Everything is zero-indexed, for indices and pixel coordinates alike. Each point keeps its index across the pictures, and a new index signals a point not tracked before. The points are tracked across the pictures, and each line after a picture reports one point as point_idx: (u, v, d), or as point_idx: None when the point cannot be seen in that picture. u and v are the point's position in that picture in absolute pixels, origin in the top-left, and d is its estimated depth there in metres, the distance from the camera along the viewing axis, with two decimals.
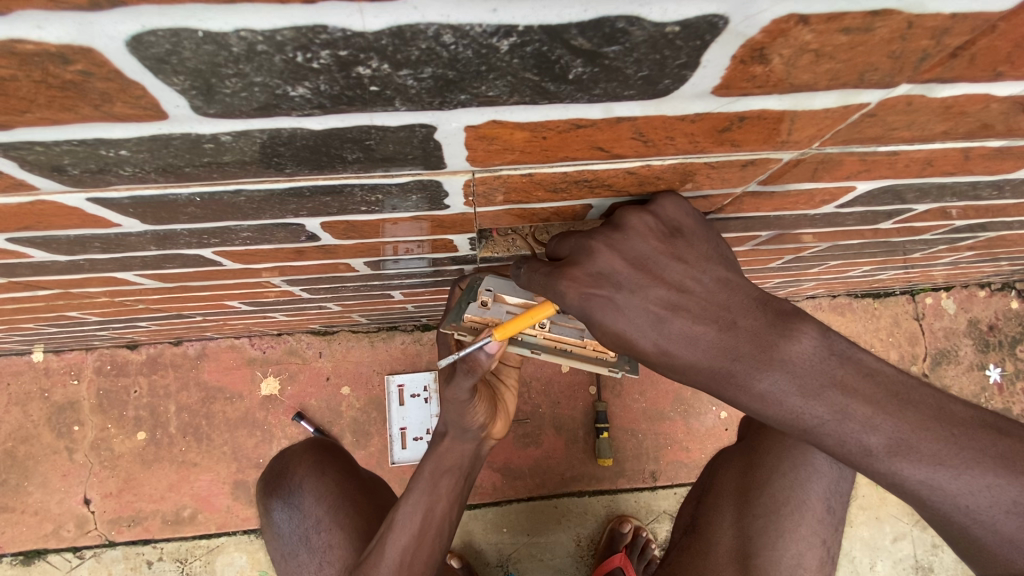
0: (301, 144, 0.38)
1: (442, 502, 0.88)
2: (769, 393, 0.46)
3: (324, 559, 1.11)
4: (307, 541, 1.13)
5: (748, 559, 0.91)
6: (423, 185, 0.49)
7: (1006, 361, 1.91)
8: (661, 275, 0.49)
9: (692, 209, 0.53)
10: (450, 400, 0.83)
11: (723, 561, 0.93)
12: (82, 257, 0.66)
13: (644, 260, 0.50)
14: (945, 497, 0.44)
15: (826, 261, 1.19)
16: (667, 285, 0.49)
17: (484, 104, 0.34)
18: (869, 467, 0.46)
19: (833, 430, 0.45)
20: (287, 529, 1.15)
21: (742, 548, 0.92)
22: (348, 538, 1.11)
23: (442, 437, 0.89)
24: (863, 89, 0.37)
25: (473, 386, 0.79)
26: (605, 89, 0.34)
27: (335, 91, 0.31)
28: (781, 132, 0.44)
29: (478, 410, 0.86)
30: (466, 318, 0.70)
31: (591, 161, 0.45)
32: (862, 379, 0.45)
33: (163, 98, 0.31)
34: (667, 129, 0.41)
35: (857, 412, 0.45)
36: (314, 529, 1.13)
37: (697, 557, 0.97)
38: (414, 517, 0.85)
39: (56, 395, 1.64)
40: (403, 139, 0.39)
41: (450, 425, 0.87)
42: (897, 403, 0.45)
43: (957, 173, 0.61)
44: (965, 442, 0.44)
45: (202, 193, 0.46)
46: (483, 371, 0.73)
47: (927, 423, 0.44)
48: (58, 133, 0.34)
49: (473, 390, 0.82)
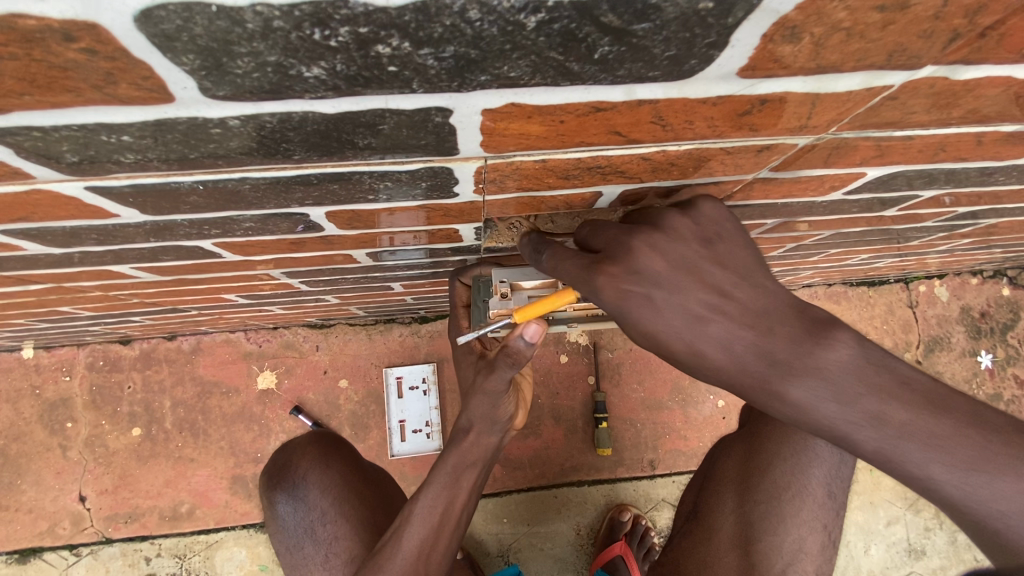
0: (311, 128, 0.37)
1: (462, 495, 0.88)
2: (801, 398, 0.43)
3: (330, 551, 1.11)
4: (312, 532, 1.12)
5: (749, 544, 0.93)
6: (434, 173, 0.48)
7: (997, 347, 1.93)
8: (693, 275, 0.47)
9: (729, 214, 0.53)
10: (488, 391, 0.84)
11: (726, 547, 0.95)
12: (77, 249, 0.65)
13: (677, 260, 0.48)
14: (984, 507, 0.41)
15: (826, 249, 1.20)
16: (699, 285, 0.47)
17: (504, 86, 0.33)
18: (903, 474, 0.43)
19: (867, 437, 0.42)
20: (291, 522, 1.14)
21: (744, 534, 0.94)
22: (355, 528, 1.11)
23: (466, 433, 0.87)
24: (889, 71, 0.37)
25: (514, 375, 0.81)
26: (629, 70, 0.33)
27: (351, 72, 0.30)
28: (801, 116, 0.43)
29: (507, 400, 0.88)
30: (492, 315, 0.76)
31: (606, 146, 0.44)
32: (900, 385, 0.43)
33: (169, 78, 0.29)
34: (687, 113, 0.40)
35: (891, 418, 0.42)
36: (320, 521, 1.12)
37: (700, 544, 1.00)
38: (434, 510, 0.85)
39: (48, 392, 1.61)
40: (418, 123, 0.37)
41: (478, 420, 0.87)
42: (937, 411, 0.42)
43: (967, 158, 0.61)
44: (1007, 452, 0.41)
45: (206, 180, 0.45)
46: (524, 359, 0.73)
47: (966, 431, 0.41)
48: (56, 118, 0.32)
49: (511, 379, 0.84)
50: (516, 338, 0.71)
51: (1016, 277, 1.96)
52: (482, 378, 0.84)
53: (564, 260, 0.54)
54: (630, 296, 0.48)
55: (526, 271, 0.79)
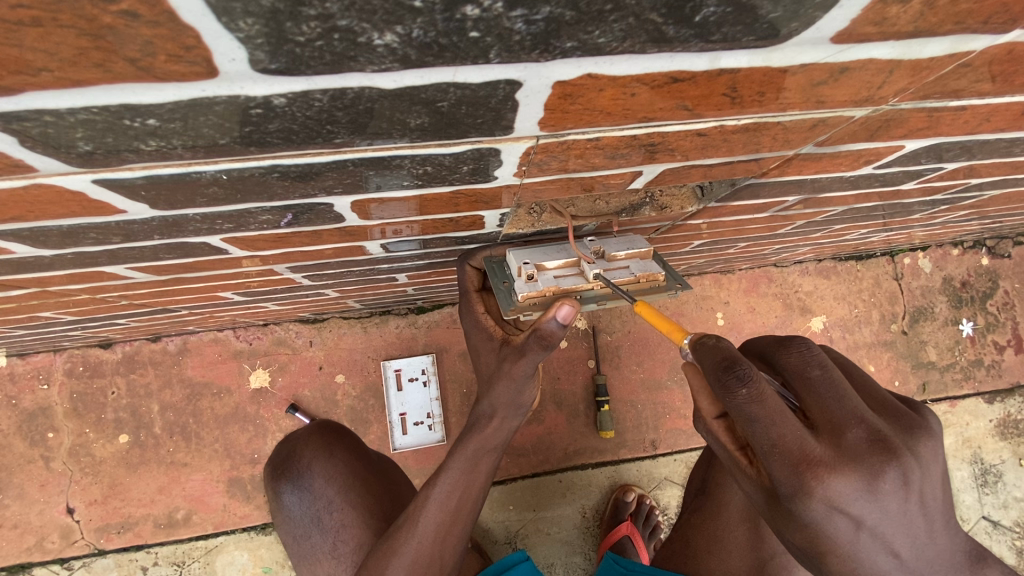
0: (362, 107, 0.33)
1: (480, 479, 0.87)
2: None
3: (337, 539, 1.07)
4: (319, 521, 1.09)
5: (757, 517, 0.98)
6: (479, 155, 0.44)
7: (978, 316, 1.99)
8: (864, 510, 0.53)
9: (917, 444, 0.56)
10: (512, 377, 0.79)
11: (735, 520, 1.01)
12: (71, 250, 0.59)
13: (863, 496, 0.52)
14: None
15: (830, 224, 1.20)
16: (864, 516, 0.53)
17: (587, 54, 0.30)
18: None
19: None
20: (298, 511, 1.11)
21: (752, 507, 0.99)
22: (362, 516, 1.07)
23: (489, 419, 0.85)
24: (979, 36, 0.35)
25: (543, 360, 0.76)
26: (726, 33, 0.30)
27: (427, 39, 0.27)
28: (874, 85, 0.41)
29: (532, 385, 0.83)
30: (522, 298, 0.72)
31: (667, 122, 0.42)
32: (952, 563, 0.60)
33: (217, 48, 0.25)
34: (764, 83, 0.38)
35: None
36: (326, 510, 1.09)
37: (709, 518, 1.05)
38: (451, 494, 0.85)
39: (25, 401, 1.52)
40: (483, 98, 0.34)
41: (501, 406, 0.83)
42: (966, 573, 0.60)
43: (1002, 126, 0.60)
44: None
45: (230, 170, 0.40)
46: (558, 342, 0.71)
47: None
48: (76, 98, 0.28)
49: (538, 364, 0.79)
50: (549, 320, 0.69)
51: (994, 247, 2.01)
52: (509, 364, 0.79)
53: (760, 406, 0.50)
54: (826, 508, 0.53)
55: (546, 251, 0.76)
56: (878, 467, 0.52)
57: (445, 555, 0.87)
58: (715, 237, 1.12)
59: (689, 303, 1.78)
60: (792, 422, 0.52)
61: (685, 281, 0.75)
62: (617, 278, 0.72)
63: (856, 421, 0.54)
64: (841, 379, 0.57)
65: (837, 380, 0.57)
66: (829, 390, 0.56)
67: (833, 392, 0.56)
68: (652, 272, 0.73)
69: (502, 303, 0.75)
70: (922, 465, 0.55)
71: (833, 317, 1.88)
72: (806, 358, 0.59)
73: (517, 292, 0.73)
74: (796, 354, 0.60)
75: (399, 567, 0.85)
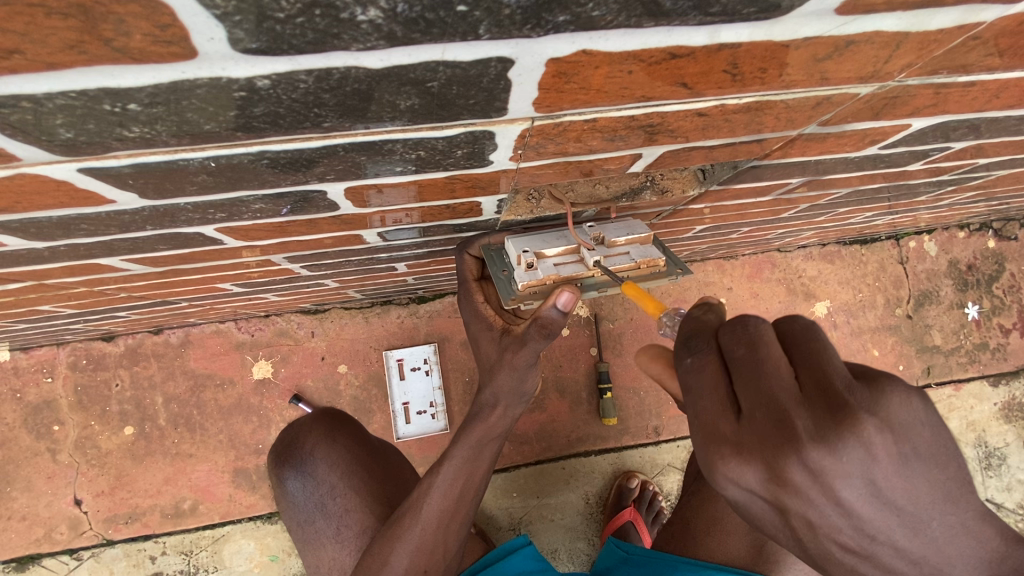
0: (350, 88, 0.32)
1: (483, 466, 0.87)
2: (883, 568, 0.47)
3: (341, 524, 1.08)
4: (322, 507, 1.09)
5: None
6: (474, 138, 0.43)
7: (983, 298, 1.97)
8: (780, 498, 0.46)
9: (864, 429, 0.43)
10: (512, 364, 0.79)
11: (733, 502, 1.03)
12: (64, 242, 0.59)
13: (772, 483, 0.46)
14: None
15: (835, 208, 1.18)
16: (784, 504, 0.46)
17: (581, 29, 0.29)
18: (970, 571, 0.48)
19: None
20: (301, 497, 1.11)
21: None
22: (364, 502, 1.08)
23: (492, 408, 0.84)
24: (990, 5, 0.34)
25: (544, 348, 0.75)
26: (725, 4, 0.29)
27: (413, 13, 0.26)
28: (880, 60, 0.40)
29: (534, 373, 0.83)
30: (522, 287, 0.71)
31: (666, 101, 0.40)
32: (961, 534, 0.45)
33: (193, 26, 0.24)
34: (765, 59, 0.36)
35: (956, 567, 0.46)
36: (329, 496, 1.09)
37: (710, 501, 1.07)
38: (455, 482, 0.85)
39: (30, 395, 1.53)
40: (475, 77, 0.33)
41: (504, 395, 0.83)
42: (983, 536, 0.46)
43: (1009, 103, 0.59)
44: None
45: (218, 156, 0.39)
46: (557, 331, 0.70)
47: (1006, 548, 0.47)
48: (53, 82, 0.27)
49: (540, 352, 0.78)
50: (549, 308, 0.68)
51: (1000, 229, 1.99)
52: (510, 354, 0.78)
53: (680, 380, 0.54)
54: (738, 494, 0.49)
55: (545, 238, 0.75)
56: (788, 456, 0.44)
57: (448, 541, 0.87)
58: (717, 222, 1.11)
59: (692, 289, 1.76)
60: (707, 403, 0.51)
61: (684, 265, 0.74)
62: (616, 265, 0.71)
63: (761, 405, 0.46)
64: (772, 354, 0.47)
65: (765, 358, 0.47)
66: (748, 369, 0.47)
67: (752, 373, 0.47)
68: (652, 257, 0.72)
69: (502, 294, 0.74)
70: (860, 450, 0.43)
71: (837, 302, 1.86)
72: (735, 334, 0.49)
73: (517, 281, 0.72)
74: (726, 331, 0.50)
75: (402, 555, 0.84)
